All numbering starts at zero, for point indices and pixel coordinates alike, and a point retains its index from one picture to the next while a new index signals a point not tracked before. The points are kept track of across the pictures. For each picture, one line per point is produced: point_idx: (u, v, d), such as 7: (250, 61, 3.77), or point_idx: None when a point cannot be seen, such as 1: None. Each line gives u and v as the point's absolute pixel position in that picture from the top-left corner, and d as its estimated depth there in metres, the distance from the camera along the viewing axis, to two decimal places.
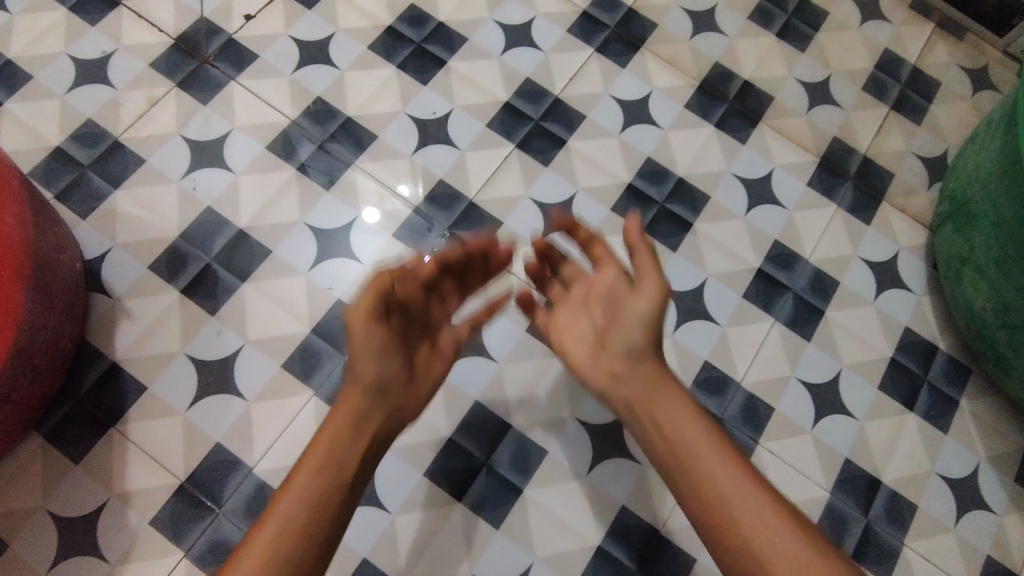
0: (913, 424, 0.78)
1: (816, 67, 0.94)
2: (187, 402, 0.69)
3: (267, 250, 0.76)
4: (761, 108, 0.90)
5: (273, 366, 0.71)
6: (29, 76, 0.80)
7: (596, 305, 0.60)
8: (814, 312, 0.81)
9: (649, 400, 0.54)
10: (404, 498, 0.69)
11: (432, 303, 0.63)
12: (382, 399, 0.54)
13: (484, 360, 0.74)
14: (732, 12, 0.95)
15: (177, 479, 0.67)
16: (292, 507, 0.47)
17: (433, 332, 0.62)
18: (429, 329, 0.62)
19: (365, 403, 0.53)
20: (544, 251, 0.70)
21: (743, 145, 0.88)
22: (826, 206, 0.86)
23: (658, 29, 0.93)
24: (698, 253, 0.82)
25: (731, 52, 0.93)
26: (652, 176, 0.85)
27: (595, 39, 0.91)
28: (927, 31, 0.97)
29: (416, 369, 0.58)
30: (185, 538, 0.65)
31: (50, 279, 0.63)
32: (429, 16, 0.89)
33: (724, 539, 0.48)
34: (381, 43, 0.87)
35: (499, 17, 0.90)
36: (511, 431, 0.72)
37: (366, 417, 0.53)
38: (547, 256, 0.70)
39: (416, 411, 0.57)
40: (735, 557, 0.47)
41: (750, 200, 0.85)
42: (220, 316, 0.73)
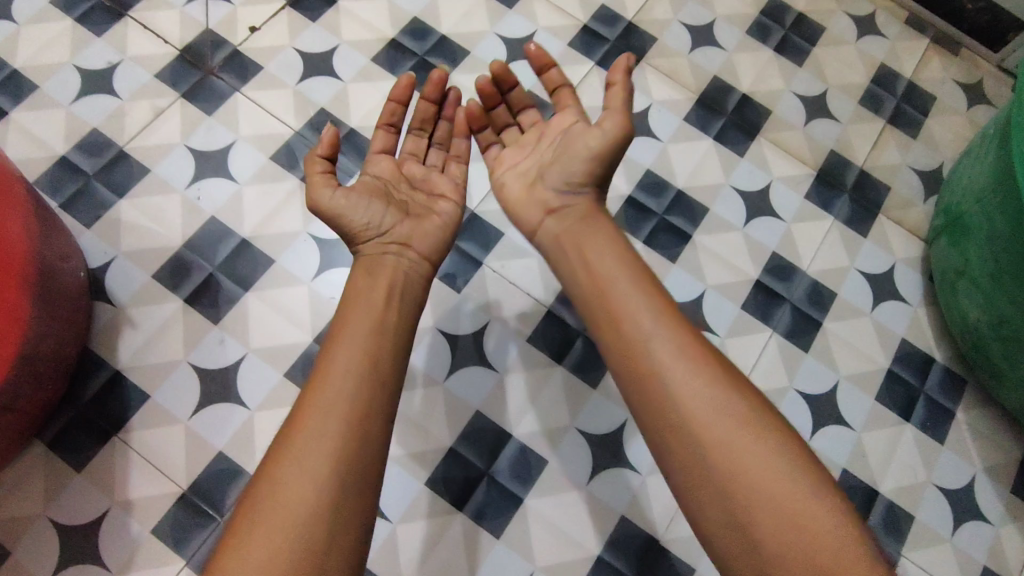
0: (910, 435, 0.79)
1: (813, 81, 0.95)
2: (189, 410, 0.70)
3: (269, 260, 0.76)
4: (759, 121, 0.91)
5: (276, 375, 0.72)
6: (35, 86, 0.80)
7: (548, 140, 0.68)
8: (812, 324, 0.82)
9: (640, 358, 0.55)
10: (405, 507, 0.69)
11: (408, 163, 0.71)
12: (388, 239, 0.65)
13: (485, 370, 0.75)
14: (730, 27, 0.97)
15: (179, 487, 0.67)
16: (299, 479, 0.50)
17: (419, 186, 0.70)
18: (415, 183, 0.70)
19: (376, 250, 0.64)
20: (497, 77, 0.71)
21: (741, 158, 0.89)
22: (824, 219, 0.87)
23: (657, 43, 0.94)
24: (697, 264, 0.83)
25: (729, 66, 0.94)
26: (652, 188, 0.86)
27: (595, 52, 0.92)
28: (922, 46, 0.99)
29: (411, 215, 0.67)
30: (187, 547, 0.66)
31: (55, 288, 0.63)
32: (431, 28, 0.90)
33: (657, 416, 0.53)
34: (384, 55, 0.88)
35: (501, 30, 0.92)
36: (511, 440, 0.73)
37: (379, 263, 0.63)
38: (502, 85, 0.72)
39: (426, 245, 0.66)
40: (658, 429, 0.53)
41: (748, 212, 0.86)
42: (223, 325, 0.73)
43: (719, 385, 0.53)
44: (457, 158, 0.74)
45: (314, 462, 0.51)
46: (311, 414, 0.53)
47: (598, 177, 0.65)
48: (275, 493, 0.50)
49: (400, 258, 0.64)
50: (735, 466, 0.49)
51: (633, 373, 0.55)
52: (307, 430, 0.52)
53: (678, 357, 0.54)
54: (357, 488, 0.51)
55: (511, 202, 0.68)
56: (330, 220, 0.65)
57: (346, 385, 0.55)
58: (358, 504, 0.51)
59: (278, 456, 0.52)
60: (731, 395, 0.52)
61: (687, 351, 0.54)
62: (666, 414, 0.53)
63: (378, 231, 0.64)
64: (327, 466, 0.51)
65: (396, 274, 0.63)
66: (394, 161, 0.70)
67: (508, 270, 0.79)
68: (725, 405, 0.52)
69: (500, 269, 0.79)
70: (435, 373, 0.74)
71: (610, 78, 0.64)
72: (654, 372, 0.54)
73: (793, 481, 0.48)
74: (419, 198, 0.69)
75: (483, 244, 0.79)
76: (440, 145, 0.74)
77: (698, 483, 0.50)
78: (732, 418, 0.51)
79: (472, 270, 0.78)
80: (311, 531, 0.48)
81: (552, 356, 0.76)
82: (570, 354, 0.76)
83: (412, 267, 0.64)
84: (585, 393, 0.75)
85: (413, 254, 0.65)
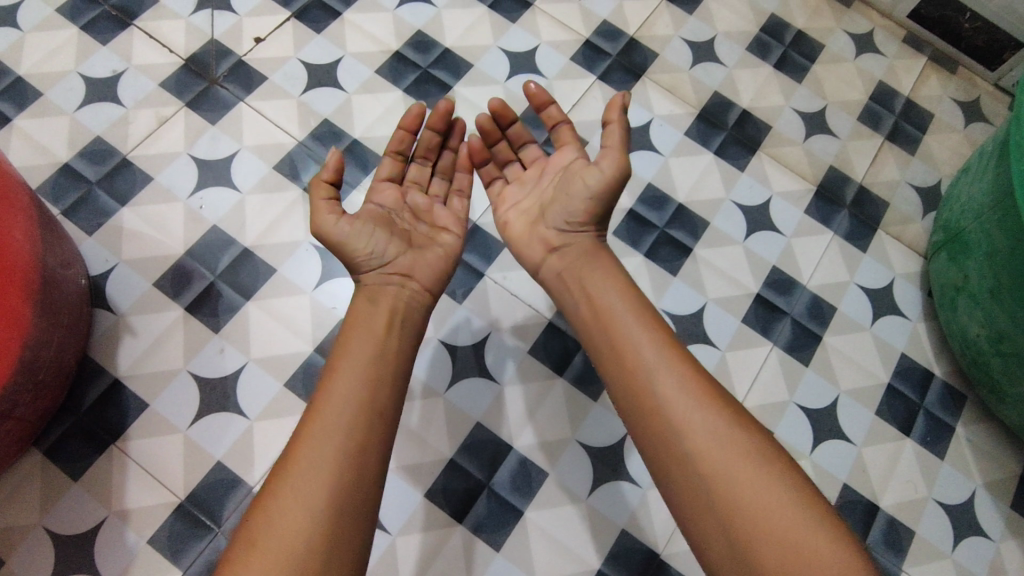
0: (910, 449, 0.79)
1: (812, 97, 0.96)
2: (188, 420, 0.69)
3: (271, 269, 0.76)
4: (759, 136, 0.92)
5: (275, 385, 0.72)
6: (39, 93, 0.81)
7: (549, 176, 0.69)
8: (812, 338, 0.82)
9: (637, 384, 0.56)
10: (405, 519, 0.69)
11: (410, 192, 0.69)
12: (389, 272, 0.63)
13: (486, 381, 0.75)
14: (731, 43, 0.98)
15: (176, 497, 0.67)
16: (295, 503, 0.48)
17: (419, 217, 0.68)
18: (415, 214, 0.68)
19: (376, 282, 0.62)
20: (497, 114, 0.72)
21: (742, 172, 0.90)
22: (823, 234, 0.88)
23: (658, 58, 0.95)
24: (697, 277, 0.83)
25: (730, 82, 0.95)
26: (653, 202, 0.86)
27: (597, 67, 0.93)
28: (920, 64, 1.00)
29: (412, 246, 0.65)
30: (183, 557, 0.65)
31: (56, 296, 0.63)
32: (434, 42, 0.91)
33: (656, 441, 0.54)
34: (387, 67, 0.88)
35: (504, 44, 0.93)
36: (512, 452, 0.72)
37: (380, 290, 0.62)
38: (501, 120, 0.73)
39: (427, 278, 0.64)
40: (659, 453, 0.54)
41: (749, 226, 0.87)
42: (224, 334, 0.73)
43: (719, 418, 0.53)
44: (458, 190, 0.73)
45: (314, 479, 0.49)
46: (311, 430, 0.52)
47: (599, 217, 0.66)
48: (274, 513, 0.48)
49: (401, 289, 0.62)
50: (737, 498, 0.49)
51: (638, 411, 0.56)
52: (306, 446, 0.51)
53: (676, 383, 0.55)
54: (354, 511, 0.49)
55: (514, 238, 0.70)
56: (332, 248, 0.62)
57: (345, 402, 0.53)
58: (359, 524, 0.49)
59: (275, 477, 0.50)
60: (730, 427, 0.53)
61: (687, 385, 0.55)
62: (665, 437, 0.54)
63: (380, 262, 0.62)
64: (327, 484, 0.49)
65: (397, 302, 0.61)
66: (397, 190, 0.68)
67: (509, 282, 0.79)
68: (726, 438, 0.52)
69: (501, 280, 0.79)
70: (435, 384, 0.74)
71: (609, 117, 0.64)
72: (655, 407, 0.55)
73: (797, 511, 0.48)
74: (421, 228, 0.67)
75: (485, 255, 0.80)
76: (442, 174, 0.73)
77: (703, 516, 0.51)
78: (728, 441, 0.52)
79: (474, 281, 0.78)
80: (312, 551, 0.46)
81: (553, 368, 0.76)
82: (571, 366, 0.76)
83: (413, 300, 0.63)
84: (586, 406, 0.75)
85: (415, 285, 0.63)
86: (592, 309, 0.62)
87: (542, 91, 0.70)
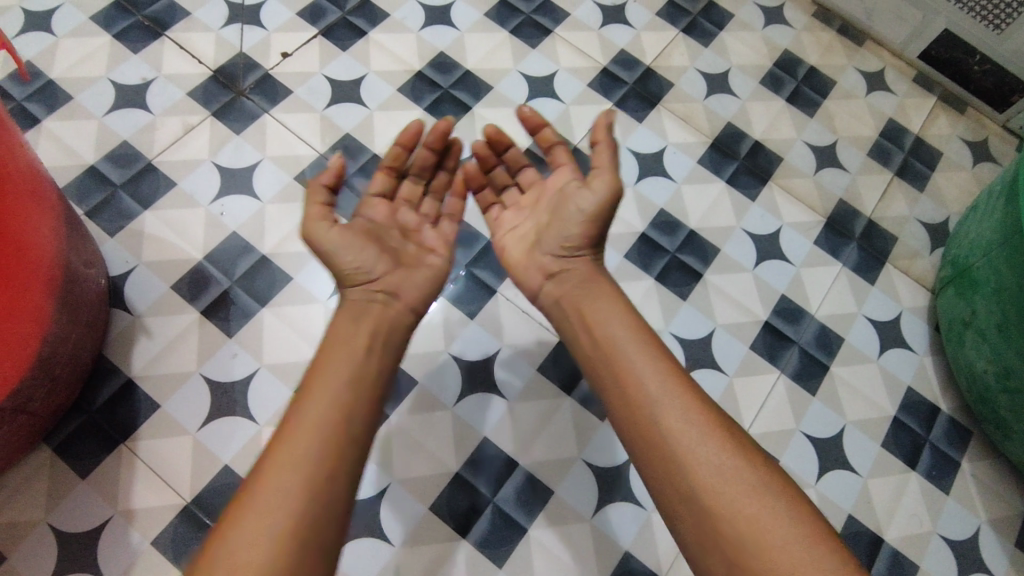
0: (915, 483, 0.79)
1: (823, 131, 0.98)
2: (198, 422, 0.70)
3: (287, 277, 0.77)
4: (771, 167, 0.94)
5: (286, 391, 0.72)
6: (69, 97, 0.83)
7: (545, 200, 0.69)
8: (819, 367, 0.83)
9: (638, 413, 0.57)
10: (409, 530, 0.69)
11: (402, 209, 0.69)
12: (375, 288, 0.61)
13: (494, 397, 0.75)
14: (745, 76, 1.00)
15: (182, 499, 0.67)
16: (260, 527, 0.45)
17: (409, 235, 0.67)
18: (404, 231, 0.67)
19: (361, 300, 0.61)
20: (492, 140, 0.73)
21: (753, 202, 0.91)
22: (832, 265, 0.89)
23: (673, 88, 0.97)
24: (707, 303, 0.84)
25: (743, 113, 0.97)
26: (665, 227, 0.87)
27: (613, 94, 0.95)
28: (930, 104, 1.02)
29: (400, 263, 0.64)
30: (186, 560, 0.65)
31: (78, 294, 0.64)
32: (456, 63, 0.93)
33: (658, 470, 0.55)
34: (409, 86, 0.91)
35: (523, 68, 0.95)
36: (518, 469, 0.72)
37: (364, 308, 0.60)
38: (496, 145, 0.73)
39: (413, 296, 0.63)
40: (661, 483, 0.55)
41: (759, 254, 0.88)
42: (238, 338, 0.74)
43: (719, 444, 0.54)
44: (452, 214, 0.73)
45: (298, 496, 0.47)
46: (295, 447, 0.49)
47: (594, 238, 0.66)
48: (237, 539, 0.45)
49: (386, 308, 0.61)
50: (739, 527, 0.50)
51: (640, 440, 0.56)
52: (290, 461, 0.48)
53: (675, 412, 0.56)
54: (323, 539, 0.47)
55: (513, 264, 0.70)
56: (326, 260, 0.61)
57: (330, 419, 0.51)
58: (327, 551, 0.47)
59: (239, 502, 0.47)
60: (740, 465, 0.52)
61: (688, 422, 0.55)
62: (666, 468, 0.54)
63: (369, 278, 0.61)
64: (298, 507, 0.46)
65: (381, 321, 0.60)
66: (390, 206, 0.68)
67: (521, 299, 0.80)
68: (730, 478, 0.52)
69: (513, 297, 0.80)
70: (444, 397, 0.74)
71: (595, 138, 0.64)
72: (657, 448, 0.55)
73: (801, 541, 0.48)
74: (411, 247, 0.66)
75: (498, 272, 0.81)
76: (436, 194, 0.72)
77: (705, 544, 0.51)
78: (728, 472, 0.52)
79: (486, 297, 0.79)
80: None
81: (561, 386, 0.76)
82: (579, 385, 0.77)
83: (396, 318, 0.61)
84: (593, 425, 0.75)
85: (399, 303, 0.62)
86: (590, 339, 0.62)
87: (538, 115, 0.70)
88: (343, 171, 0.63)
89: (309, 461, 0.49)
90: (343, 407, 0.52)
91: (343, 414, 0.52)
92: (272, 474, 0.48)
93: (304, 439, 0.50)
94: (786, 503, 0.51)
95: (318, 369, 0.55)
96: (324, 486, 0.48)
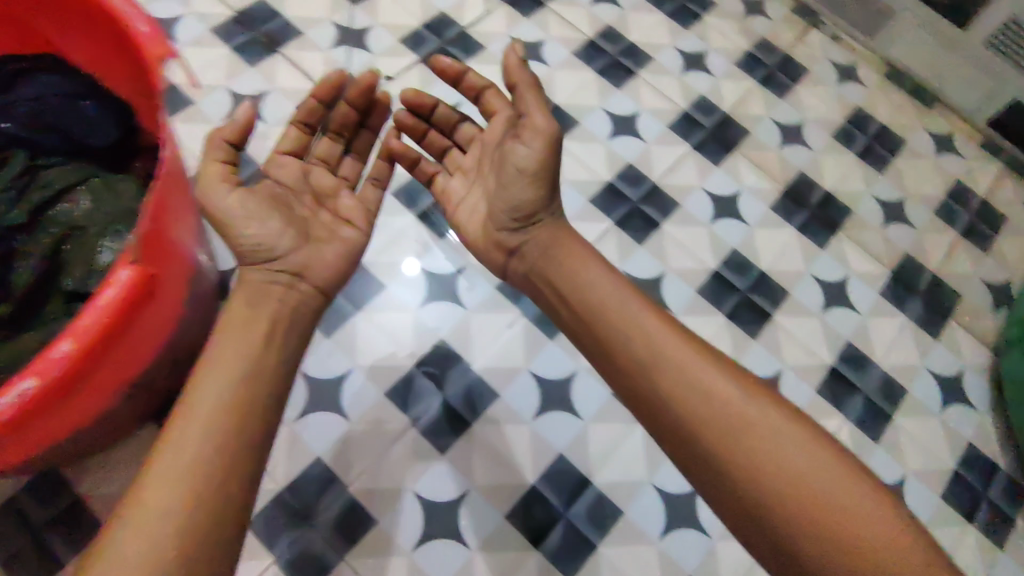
0: (973, 537, 0.80)
1: (892, 187, 1.01)
2: (295, 414, 0.74)
3: (382, 285, 0.81)
4: (841, 218, 0.97)
5: (377, 392, 0.76)
6: (190, 102, 0.89)
7: (489, 163, 0.69)
8: (882, 415, 0.85)
9: (632, 363, 0.61)
10: (486, 536, 0.71)
11: (316, 170, 0.70)
12: (283, 268, 0.63)
13: (570, 416, 0.78)
14: (817, 129, 1.04)
15: (276, 486, 0.70)
16: (129, 544, 0.48)
17: (320, 202, 0.68)
18: (315, 196, 0.68)
19: (264, 282, 0.62)
20: (415, 103, 0.74)
21: (822, 250, 0.94)
22: (896, 317, 0.91)
23: (749, 135, 1.01)
24: (776, 343, 0.87)
25: (815, 164, 1.01)
26: (738, 267, 0.91)
27: (692, 136, 1.00)
28: (995, 169, 1.06)
29: (309, 240, 0.65)
30: (277, 545, 0.68)
31: (200, 286, 0.68)
32: (545, 97, 0.99)
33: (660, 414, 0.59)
34: (501, 115, 0.96)
35: (608, 106, 1.00)
36: (590, 486, 0.75)
37: (259, 306, 0.61)
38: (418, 107, 0.74)
39: (316, 283, 0.64)
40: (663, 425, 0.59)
41: (826, 301, 0.91)
42: (334, 339, 0.78)
43: (714, 378, 0.58)
44: (378, 178, 0.73)
45: (185, 497, 0.50)
46: (179, 450, 0.52)
47: (546, 199, 0.67)
48: (111, 554, 0.47)
49: (284, 301, 0.62)
50: (745, 454, 0.55)
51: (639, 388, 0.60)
52: (174, 468, 0.51)
53: (670, 356, 0.60)
54: (196, 549, 0.49)
55: (469, 238, 0.72)
56: (223, 228, 0.61)
57: (208, 424, 0.54)
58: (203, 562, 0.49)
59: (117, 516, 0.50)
60: (739, 396, 0.58)
61: (711, 377, 0.58)
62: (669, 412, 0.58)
63: (262, 247, 0.62)
64: (172, 526, 0.49)
65: (280, 314, 0.61)
66: (300, 167, 0.69)
67: None
68: (756, 425, 0.56)
69: None
70: (523, 411, 0.78)
71: (511, 81, 0.63)
72: (661, 390, 0.59)
73: (804, 455, 0.55)
74: (323, 216, 0.68)
75: None
76: (359, 155, 0.74)
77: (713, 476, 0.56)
78: (726, 406, 0.57)
79: None
80: None
81: None
82: None
83: (302, 304, 0.63)
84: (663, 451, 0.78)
85: (304, 285, 0.64)
86: (575, 300, 0.65)
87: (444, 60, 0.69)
88: (246, 126, 0.60)
89: (187, 464, 0.52)
90: (223, 415, 0.54)
91: (215, 415, 0.54)
92: (158, 478, 0.51)
93: (174, 445, 0.53)
94: (782, 423, 0.56)
95: (201, 369, 0.57)
96: (206, 483, 0.51)
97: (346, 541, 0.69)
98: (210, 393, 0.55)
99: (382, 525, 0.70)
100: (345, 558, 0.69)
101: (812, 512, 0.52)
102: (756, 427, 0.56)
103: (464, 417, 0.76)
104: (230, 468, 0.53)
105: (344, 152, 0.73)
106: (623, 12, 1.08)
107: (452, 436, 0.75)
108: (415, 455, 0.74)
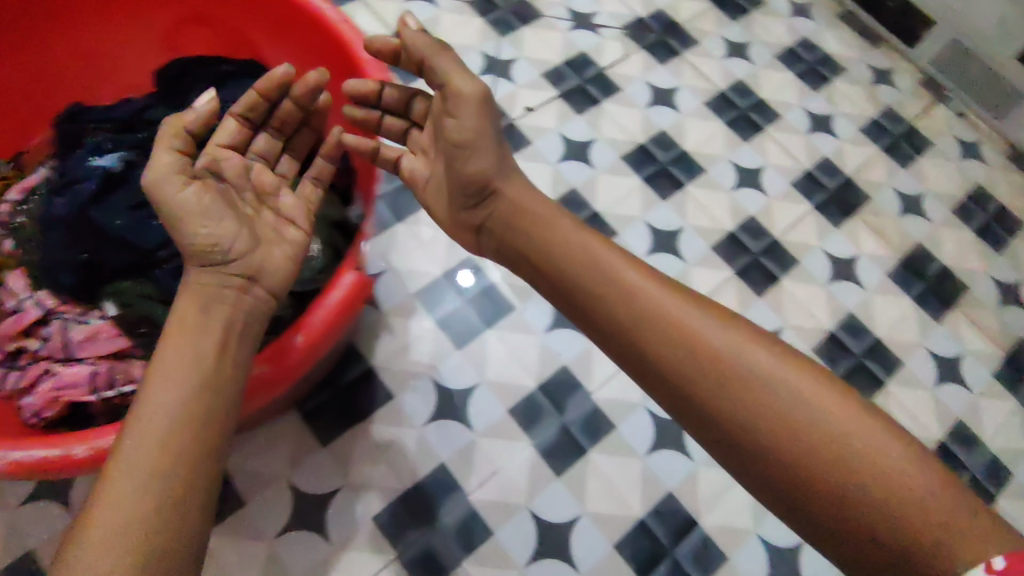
0: None
1: (1011, 269, 1.01)
2: (424, 418, 0.78)
3: (511, 306, 0.85)
4: (957, 294, 0.97)
5: (500, 408, 0.79)
6: None
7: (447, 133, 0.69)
8: (989, 497, 0.84)
9: (632, 334, 0.56)
10: (595, 563, 0.74)
11: (257, 167, 0.64)
12: (229, 271, 0.57)
13: (682, 456, 0.80)
14: (938, 202, 1.05)
15: (403, 485, 0.74)
16: (105, 521, 0.44)
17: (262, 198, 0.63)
18: (257, 193, 0.63)
19: (218, 284, 0.56)
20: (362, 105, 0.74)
21: (937, 324, 0.95)
22: (1009, 400, 0.91)
23: (870, 201, 1.03)
24: (886, 411, 0.88)
25: (934, 237, 1.01)
26: (853, 331, 0.92)
27: (815, 196, 1.01)
28: None
29: (260, 240, 0.60)
30: (401, 541, 0.72)
31: None
32: (675, 142, 1.01)
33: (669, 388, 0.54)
34: (633, 155, 0.99)
35: (735, 158, 1.02)
36: (697, 528, 0.77)
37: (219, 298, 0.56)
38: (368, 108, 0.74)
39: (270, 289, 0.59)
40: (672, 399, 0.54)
41: (939, 375, 0.91)
42: (464, 351, 0.82)
43: (717, 341, 0.54)
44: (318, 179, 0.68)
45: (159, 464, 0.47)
46: (145, 424, 0.48)
47: (495, 159, 0.63)
48: (90, 530, 0.44)
49: (240, 296, 0.57)
50: (767, 425, 0.51)
51: (642, 361, 0.55)
52: (139, 447, 0.47)
53: (668, 322, 0.55)
54: (168, 525, 0.45)
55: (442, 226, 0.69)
56: (170, 226, 0.56)
57: (168, 385, 0.50)
58: (178, 536, 0.46)
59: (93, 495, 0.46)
60: (752, 357, 0.53)
61: (688, 314, 0.55)
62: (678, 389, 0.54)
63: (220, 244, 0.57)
64: (143, 500, 0.45)
65: (237, 310, 0.56)
66: (243, 161, 0.63)
67: None
68: (745, 365, 0.52)
69: None
70: (637, 445, 0.80)
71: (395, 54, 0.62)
72: (662, 360, 0.54)
73: (831, 411, 0.50)
74: (265, 215, 0.63)
75: None
76: (294, 152, 0.69)
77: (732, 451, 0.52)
78: (739, 373, 0.52)
79: None
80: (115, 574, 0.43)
81: None
82: None
83: (255, 308, 0.57)
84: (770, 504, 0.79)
85: (260, 290, 0.58)
86: (556, 265, 0.60)
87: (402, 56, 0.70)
88: (209, 118, 0.59)
89: (146, 434, 0.48)
90: (182, 395, 0.50)
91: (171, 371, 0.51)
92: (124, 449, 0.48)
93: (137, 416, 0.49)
94: (797, 380, 0.52)
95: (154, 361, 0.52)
96: (183, 445, 0.48)
97: (464, 547, 0.72)
98: (173, 361, 0.50)
99: (498, 537, 0.73)
100: (462, 563, 0.72)
101: (839, 474, 0.48)
102: (769, 393, 0.51)
103: (581, 443, 0.79)
104: (195, 447, 0.49)
105: (282, 148, 0.69)
106: (754, 68, 1.11)
107: (568, 460, 0.78)
108: (532, 474, 0.77)
